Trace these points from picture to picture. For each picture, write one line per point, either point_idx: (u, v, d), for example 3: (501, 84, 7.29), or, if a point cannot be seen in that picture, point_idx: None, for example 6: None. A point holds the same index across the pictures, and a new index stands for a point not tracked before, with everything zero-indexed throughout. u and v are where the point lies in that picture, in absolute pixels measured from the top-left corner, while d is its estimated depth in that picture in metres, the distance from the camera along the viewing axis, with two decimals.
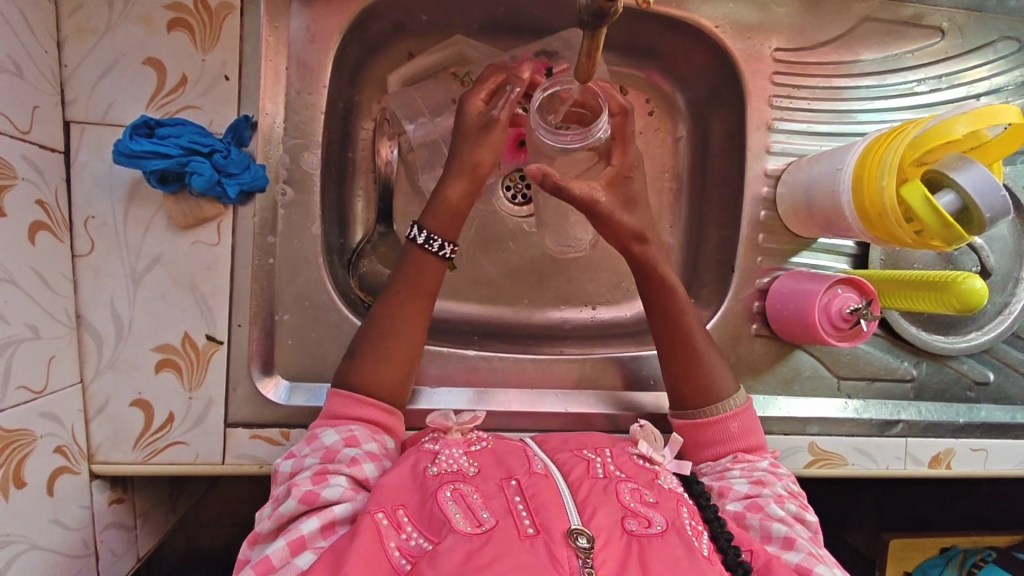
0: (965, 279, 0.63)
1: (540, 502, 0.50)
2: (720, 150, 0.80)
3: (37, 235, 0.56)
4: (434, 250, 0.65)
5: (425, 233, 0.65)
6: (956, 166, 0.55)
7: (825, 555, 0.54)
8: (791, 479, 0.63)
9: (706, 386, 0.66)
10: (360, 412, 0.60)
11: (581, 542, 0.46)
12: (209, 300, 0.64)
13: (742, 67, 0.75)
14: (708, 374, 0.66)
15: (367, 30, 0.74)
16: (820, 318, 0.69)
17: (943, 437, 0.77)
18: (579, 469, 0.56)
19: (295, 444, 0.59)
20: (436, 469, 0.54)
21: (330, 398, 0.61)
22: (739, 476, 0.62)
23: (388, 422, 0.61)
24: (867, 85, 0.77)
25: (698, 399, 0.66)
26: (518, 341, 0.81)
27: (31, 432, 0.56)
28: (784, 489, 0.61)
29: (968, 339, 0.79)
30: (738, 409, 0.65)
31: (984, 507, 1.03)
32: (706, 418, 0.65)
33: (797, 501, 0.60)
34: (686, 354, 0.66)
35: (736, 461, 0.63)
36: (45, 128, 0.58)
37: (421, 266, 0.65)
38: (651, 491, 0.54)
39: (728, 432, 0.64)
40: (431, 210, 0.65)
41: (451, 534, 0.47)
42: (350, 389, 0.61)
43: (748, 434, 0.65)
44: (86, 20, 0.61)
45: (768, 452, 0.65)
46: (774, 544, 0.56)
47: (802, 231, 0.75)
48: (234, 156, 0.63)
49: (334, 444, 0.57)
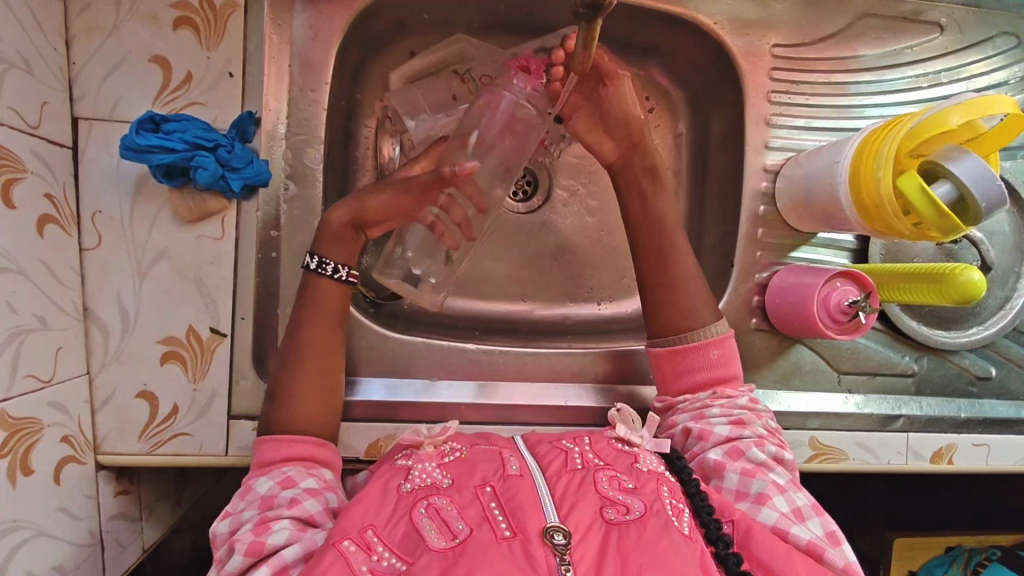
0: (963, 271, 0.63)
1: (516, 504, 0.50)
2: (721, 146, 0.80)
3: (44, 228, 0.57)
4: (329, 274, 0.65)
5: (316, 258, 0.65)
6: (952, 157, 0.56)
7: (802, 507, 0.55)
8: (770, 416, 0.64)
9: (683, 315, 0.67)
10: (291, 451, 0.59)
11: (557, 539, 0.47)
12: (213, 295, 0.65)
13: (741, 63, 0.76)
14: (688, 304, 0.67)
15: (369, 28, 0.75)
16: (818, 312, 0.69)
17: (944, 433, 0.77)
18: (558, 462, 0.56)
19: (229, 505, 0.56)
20: (410, 485, 0.54)
21: (260, 444, 0.60)
22: (720, 418, 0.62)
23: (322, 455, 0.61)
24: (866, 81, 0.77)
25: (673, 326, 0.67)
26: (519, 337, 0.81)
27: (38, 421, 0.57)
28: (763, 428, 0.62)
29: (969, 334, 0.79)
30: (717, 336, 0.66)
31: (986, 506, 1.02)
32: (685, 344, 0.66)
33: (775, 440, 0.62)
34: (663, 293, 0.68)
35: (716, 397, 0.64)
36: (54, 124, 0.59)
37: (321, 292, 0.65)
38: (630, 477, 0.55)
39: (707, 358, 0.65)
40: (323, 239, 0.65)
41: (426, 553, 0.47)
42: (276, 435, 0.60)
43: (727, 364, 0.66)
44: (95, 19, 0.62)
45: (745, 386, 0.66)
46: (747, 501, 0.56)
47: (803, 226, 0.75)
48: (238, 150, 0.64)
49: (270, 491, 0.55)
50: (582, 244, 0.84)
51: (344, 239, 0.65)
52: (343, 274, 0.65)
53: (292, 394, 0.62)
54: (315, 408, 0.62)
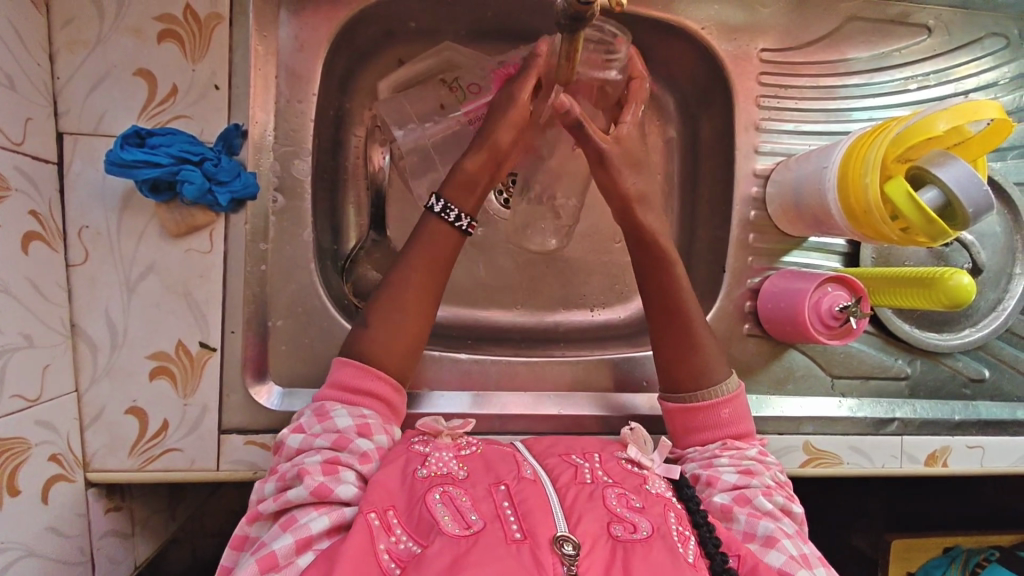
0: (952, 276, 0.63)
1: (528, 507, 0.50)
2: (711, 150, 0.80)
3: (30, 245, 0.57)
4: (449, 219, 0.64)
5: (441, 202, 0.64)
6: (939, 162, 0.56)
7: (808, 554, 0.54)
8: (779, 470, 0.63)
9: (700, 373, 0.65)
10: (372, 388, 0.60)
11: (566, 549, 0.46)
12: (202, 309, 0.65)
13: (729, 68, 0.76)
14: (703, 363, 0.65)
15: (356, 38, 0.74)
16: (809, 317, 0.69)
17: (939, 435, 0.77)
18: (568, 474, 0.56)
19: (304, 418, 0.58)
20: (426, 470, 0.54)
21: (340, 367, 0.61)
22: (728, 465, 0.61)
23: (395, 401, 0.61)
24: (856, 84, 0.77)
25: (688, 383, 0.65)
26: (511, 345, 0.81)
27: (26, 440, 0.56)
28: (772, 480, 0.61)
29: (962, 336, 0.79)
30: (731, 394, 0.65)
31: (982, 506, 1.02)
32: (698, 402, 0.65)
33: (783, 492, 0.60)
34: (676, 349, 0.66)
35: (725, 448, 0.63)
36: (38, 140, 0.59)
37: (435, 236, 0.65)
38: (638, 497, 0.54)
39: (719, 416, 0.64)
40: (450, 181, 0.65)
41: (439, 537, 0.47)
42: (361, 360, 0.61)
43: (739, 421, 0.64)
44: (78, 33, 0.62)
45: (758, 439, 0.65)
46: (756, 543, 0.55)
47: (793, 230, 0.75)
48: (224, 164, 0.64)
49: (347, 430, 0.56)
50: (574, 250, 0.83)
51: (475, 185, 0.65)
52: (462, 223, 0.65)
53: (364, 337, 0.62)
54: (396, 349, 0.62)
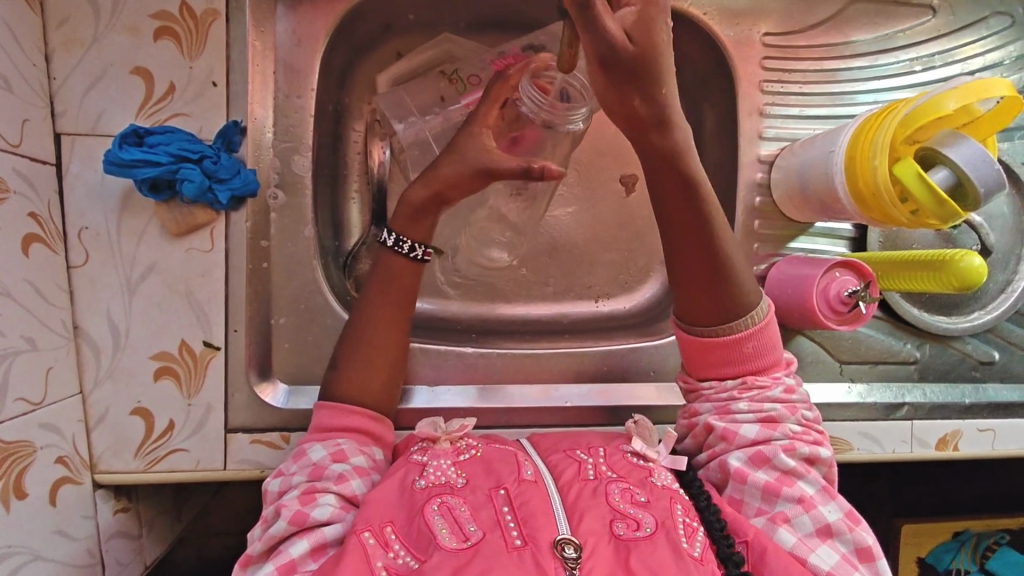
0: (963, 257, 0.62)
1: (529, 510, 0.49)
2: (714, 137, 0.79)
3: (30, 247, 0.56)
4: (406, 252, 0.66)
5: (393, 236, 0.66)
6: (949, 142, 0.55)
7: (831, 524, 0.53)
8: (806, 406, 0.59)
9: (727, 304, 0.57)
10: (351, 421, 0.61)
11: (568, 552, 0.46)
12: (204, 308, 0.65)
13: (731, 54, 0.75)
14: (732, 291, 0.57)
15: (353, 31, 0.73)
16: (818, 302, 0.68)
17: (949, 419, 0.76)
18: (571, 471, 0.55)
19: (283, 463, 0.59)
20: (424, 482, 0.54)
21: (317, 411, 0.61)
22: (747, 413, 0.57)
23: (378, 430, 0.62)
24: (860, 67, 0.76)
25: (712, 317, 0.57)
26: (516, 338, 0.80)
27: (31, 444, 0.56)
28: (798, 424, 0.58)
29: (971, 319, 0.78)
30: (756, 327, 0.57)
31: (992, 490, 1.01)
32: (721, 337, 0.58)
33: (810, 437, 0.57)
34: (702, 274, 0.56)
35: (744, 388, 0.58)
36: (35, 141, 0.58)
37: (392, 269, 0.66)
38: (642, 490, 0.54)
39: (742, 352, 0.58)
40: (399, 214, 0.66)
41: (437, 551, 0.47)
42: (335, 402, 0.62)
43: (765, 352, 0.58)
44: (74, 32, 0.61)
45: (783, 368, 0.59)
46: (764, 517, 0.54)
47: (798, 215, 0.74)
48: (224, 161, 0.63)
49: (322, 461, 0.57)
50: (576, 241, 0.83)
51: (425, 216, 0.66)
52: (418, 253, 0.66)
53: (339, 378, 0.63)
54: (374, 385, 0.63)
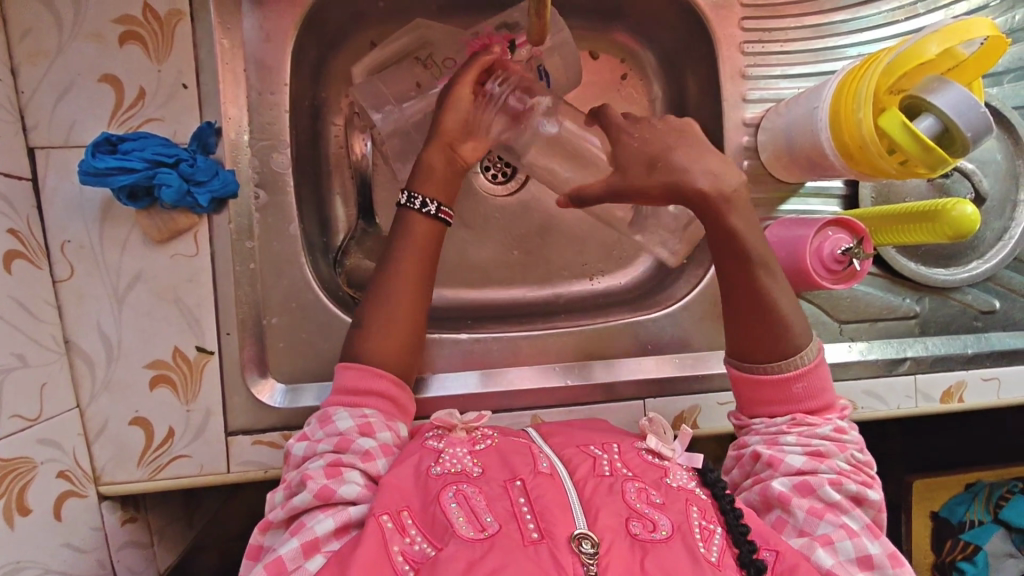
0: (955, 206, 0.62)
1: (545, 504, 0.49)
2: (699, 103, 0.78)
3: (12, 263, 0.56)
4: (418, 208, 0.65)
5: (406, 194, 0.66)
6: (933, 87, 0.54)
7: (872, 555, 0.52)
8: (857, 447, 0.60)
9: (777, 341, 0.60)
10: (375, 386, 0.60)
11: (585, 548, 0.46)
12: (195, 313, 0.64)
13: (710, 17, 0.73)
14: (779, 326, 0.60)
15: (322, 23, 0.72)
16: (812, 263, 0.67)
17: (952, 371, 0.76)
18: (585, 467, 0.54)
19: (309, 426, 0.59)
20: (439, 469, 0.53)
21: (342, 372, 0.61)
22: (795, 446, 0.58)
23: (400, 396, 0.61)
24: (842, 20, 0.75)
25: (759, 352, 0.60)
26: (514, 320, 0.79)
27: (31, 459, 0.57)
28: (845, 462, 0.58)
29: (969, 269, 0.77)
30: (806, 366, 0.60)
31: (1000, 439, 1.01)
32: (773, 372, 0.60)
33: (859, 477, 0.58)
34: (749, 310, 0.60)
35: (794, 424, 0.59)
36: (8, 157, 0.57)
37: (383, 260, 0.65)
38: (659, 492, 0.53)
39: (792, 390, 0.60)
40: None
41: (453, 540, 0.47)
42: (362, 364, 0.61)
43: (815, 395, 0.60)
44: (38, 44, 0.60)
45: (836, 413, 0.61)
46: (807, 538, 0.54)
47: (789, 176, 0.73)
48: (201, 163, 0.62)
49: (348, 431, 0.57)
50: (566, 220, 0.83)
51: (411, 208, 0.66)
52: (432, 209, 0.65)
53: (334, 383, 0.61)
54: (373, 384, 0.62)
